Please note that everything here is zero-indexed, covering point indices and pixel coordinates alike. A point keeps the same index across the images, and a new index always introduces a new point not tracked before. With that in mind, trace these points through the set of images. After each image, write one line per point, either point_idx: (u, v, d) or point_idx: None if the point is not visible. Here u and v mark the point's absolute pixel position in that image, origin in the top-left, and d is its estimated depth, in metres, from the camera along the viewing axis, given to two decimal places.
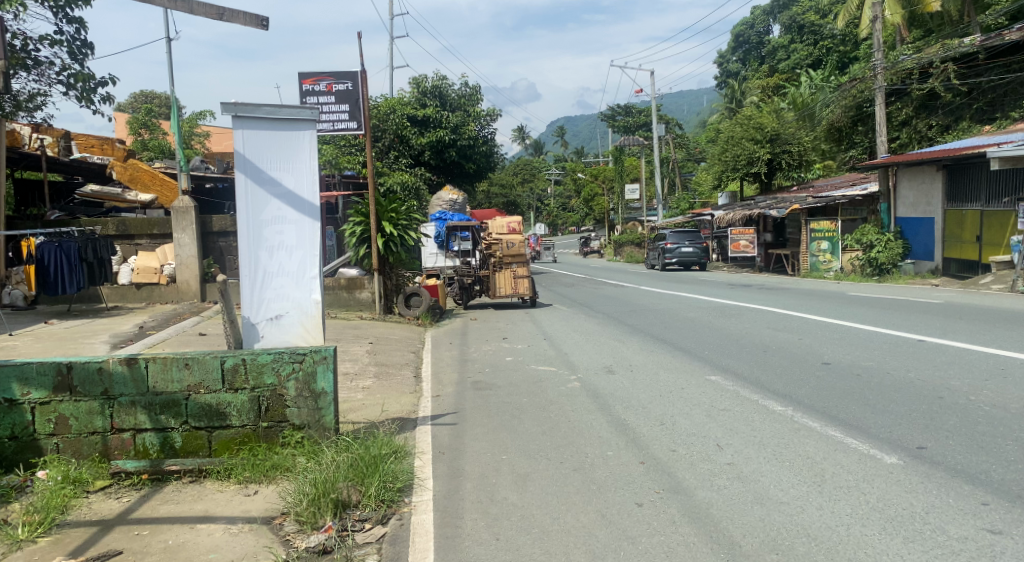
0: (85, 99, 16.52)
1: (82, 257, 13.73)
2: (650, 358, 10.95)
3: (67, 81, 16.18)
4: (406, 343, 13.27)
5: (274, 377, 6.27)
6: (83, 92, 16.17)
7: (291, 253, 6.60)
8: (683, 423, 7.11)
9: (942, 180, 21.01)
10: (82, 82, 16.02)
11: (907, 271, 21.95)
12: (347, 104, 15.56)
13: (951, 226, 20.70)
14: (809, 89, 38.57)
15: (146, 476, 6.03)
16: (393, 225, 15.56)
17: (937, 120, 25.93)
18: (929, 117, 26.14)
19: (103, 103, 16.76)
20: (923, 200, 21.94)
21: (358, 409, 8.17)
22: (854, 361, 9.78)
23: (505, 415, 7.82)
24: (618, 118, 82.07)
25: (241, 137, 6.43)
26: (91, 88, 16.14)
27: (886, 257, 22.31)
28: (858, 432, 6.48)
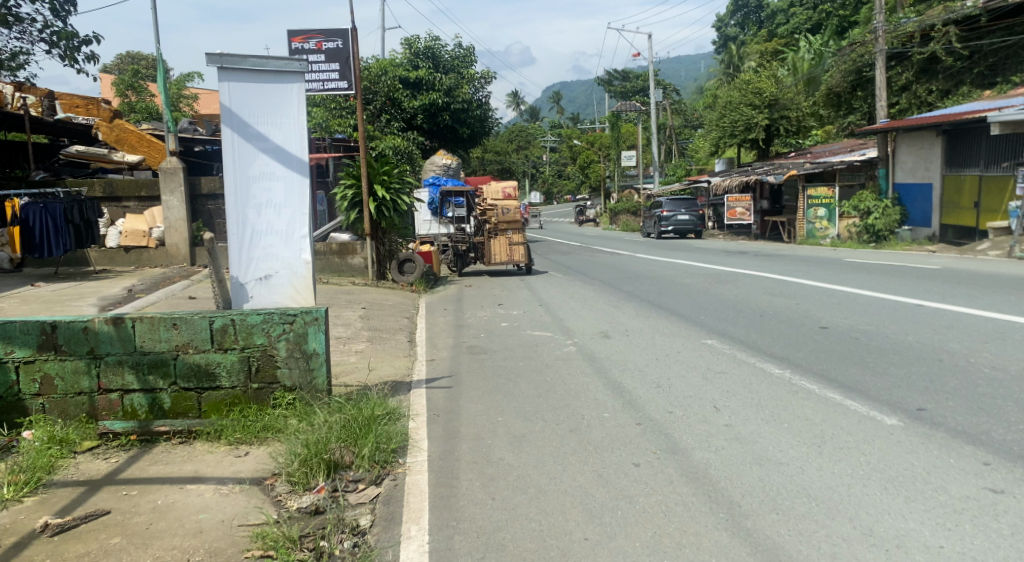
0: (70, 58, 16.26)
1: (68, 219, 13.60)
2: (646, 323, 10.86)
3: (50, 40, 15.89)
4: (399, 308, 13.13)
5: (264, 338, 6.16)
6: (67, 51, 15.89)
7: (280, 211, 6.44)
8: (680, 386, 7.03)
9: (941, 145, 20.85)
10: (66, 40, 15.72)
11: (904, 238, 21.93)
12: (337, 63, 15.36)
13: (949, 192, 20.61)
14: (808, 55, 38.17)
15: (134, 438, 5.91)
16: (385, 189, 15.39)
17: (937, 86, 25.63)
18: (929, 82, 25.81)
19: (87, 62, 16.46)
20: (921, 165, 21.80)
21: (350, 372, 8.09)
22: (852, 324, 9.72)
23: (501, 379, 7.73)
24: (615, 84, 81.31)
25: (227, 89, 6.25)
26: (75, 46, 15.86)
27: (883, 224, 22.22)
28: (858, 394, 6.41)
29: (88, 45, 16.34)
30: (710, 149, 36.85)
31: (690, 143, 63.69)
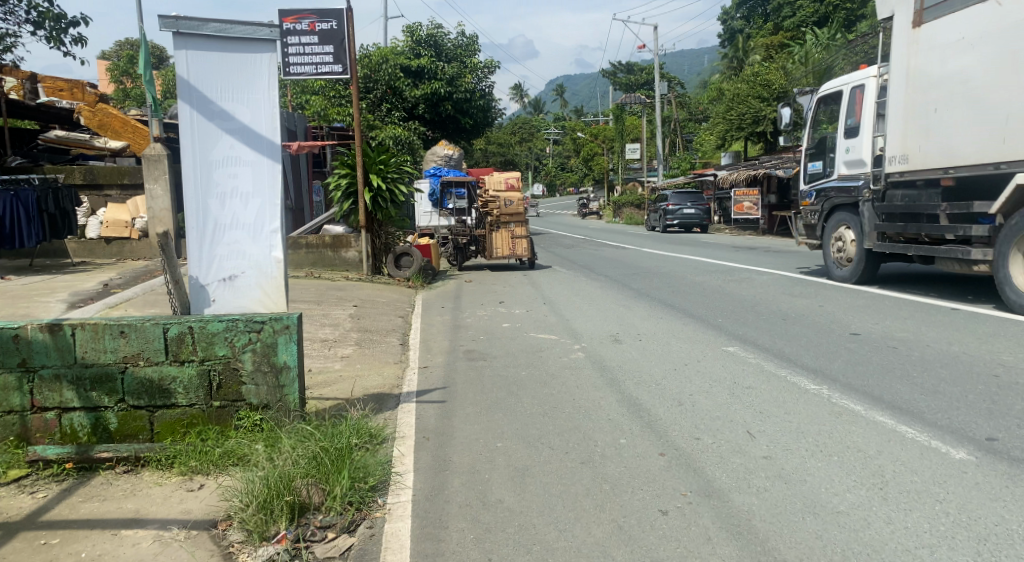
0: (55, 40, 15.42)
1: (40, 209, 12.90)
2: (659, 326, 9.99)
3: (36, 20, 15.06)
4: (395, 306, 12.29)
5: (227, 348, 5.33)
6: (53, 32, 15.06)
7: (247, 202, 5.58)
8: (705, 404, 6.18)
9: None
10: (52, 21, 14.88)
11: None
12: (332, 45, 14.50)
13: None
14: (815, 47, 37.16)
15: (70, 465, 5.09)
16: (381, 178, 14.52)
17: None
18: None
19: (73, 45, 15.65)
20: None
21: (331, 383, 7.24)
22: (887, 331, 8.84)
23: (502, 392, 6.87)
24: (619, 75, 80.40)
25: (185, 59, 5.40)
26: (62, 28, 15.03)
27: None
28: (912, 417, 5.54)
29: (74, 26, 15.54)
30: (717, 142, 35.96)
31: (694, 136, 62.80)
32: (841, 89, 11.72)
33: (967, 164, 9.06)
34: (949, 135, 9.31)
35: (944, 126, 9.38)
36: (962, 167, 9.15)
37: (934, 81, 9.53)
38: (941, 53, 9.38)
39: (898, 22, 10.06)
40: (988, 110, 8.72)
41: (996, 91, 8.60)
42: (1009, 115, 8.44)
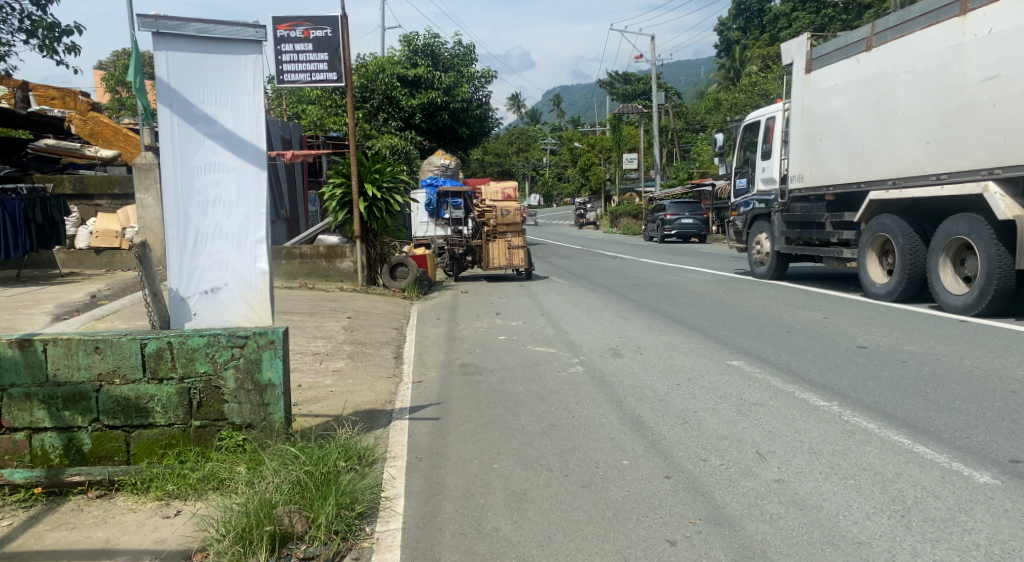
0: (48, 49, 15.15)
1: (27, 219, 12.63)
2: (661, 338, 9.70)
3: (29, 28, 14.79)
4: (389, 318, 12.01)
5: (209, 366, 5.06)
6: (46, 41, 14.80)
7: (231, 210, 5.31)
8: (710, 422, 5.92)
9: None
10: (45, 29, 14.63)
11: None
12: (326, 53, 14.22)
13: None
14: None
15: (39, 490, 4.80)
16: (376, 187, 14.25)
17: None
18: None
19: (67, 54, 15.42)
20: None
21: (321, 399, 6.96)
22: (895, 344, 8.58)
23: (499, 408, 6.58)
24: (617, 86, 80.32)
25: (165, 60, 5.14)
26: (55, 36, 14.77)
27: None
28: (928, 436, 5.27)
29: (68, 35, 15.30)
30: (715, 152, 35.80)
31: (692, 146, 62.70)
32: (760, 120, 14.40)
33: (841, 182, 11.73)
34: (829, 160, 11.98)
35: (826, 151, 12.02)
36: (835, 184, 11.87)
37: (818, 117, 12.21)
38: (822, 96, 12.06)
39: (796, 70, 12.75)
40: (853, 141, 11.34)
41: (859, 127, 11.19)
42: (868, 145, 11.02)
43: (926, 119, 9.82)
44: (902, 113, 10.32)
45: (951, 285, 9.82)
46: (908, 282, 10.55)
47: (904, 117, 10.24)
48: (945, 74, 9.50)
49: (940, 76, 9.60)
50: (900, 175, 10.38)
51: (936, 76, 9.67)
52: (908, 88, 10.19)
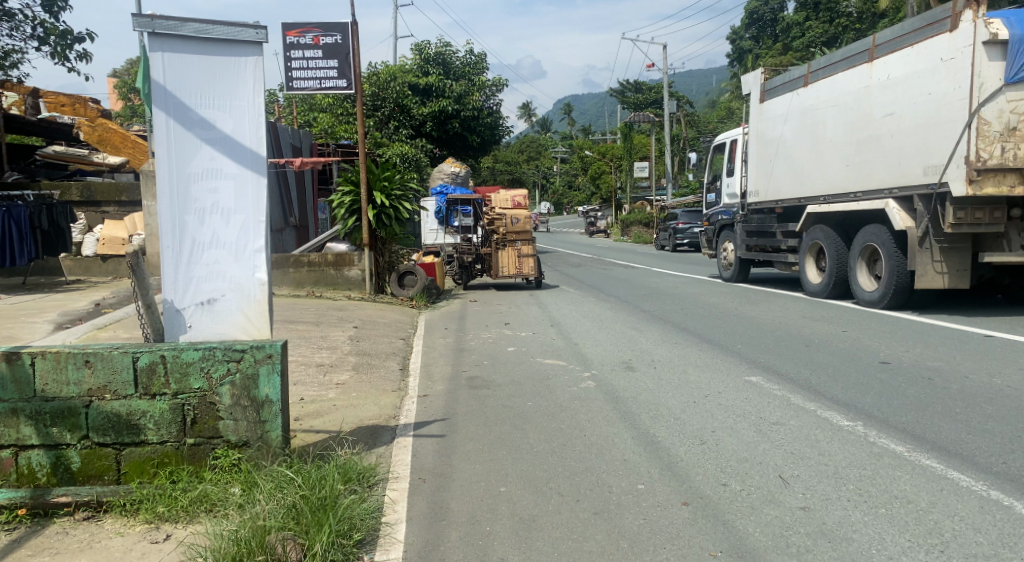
0: (60, 56, 15.10)
1: (33, 225, 12.48)
2: (675, 352, 9.42)
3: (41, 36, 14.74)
4: (396, 327, 11.77)
5: (203, 381, 4.84)
6: (59, 48, 14.74)
7: (228, 218, 5.09)
8: (729, 444, 5.66)
9: None
10: (58, 37, 14.57)
11: None
12: (336, 59, 14.01)
13: None
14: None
15: (24, 512, 4.59)
16: (385, 195, 14.05)
17: None
18: None
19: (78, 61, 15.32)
20: None
21: (323, 414, 6.73)
22: (919, 360, 8.29)
23: (508, 425, 6.33)
24: (628, 94, 80.07)
25: (161, 62, 4.93)
26: (68, 44, 14.72)
27: None
28: (961, 461, 4.99)
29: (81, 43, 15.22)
30: None
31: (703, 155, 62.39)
32: (726, 141, 16.38)
33: (788, 197, 13.53)
34: (778, 177, 13.88)
35: (776, 169, 13.91)
36: (783, 199, 13.73)
37: (770, 140, 14.08)
38: (774, 123, 13.91)
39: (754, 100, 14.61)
40: (796, 163, 13.17)
41: (799, 150, 13.09)
42: (807, 167, 12.81)
43: (846, 146, 11.69)
44: (829, 140, 12.19)
45: (863, 283, 11.55)
46: (836, 283, 12.34)
47: (833, 143, 12.04)
48: (859, 110, 11.32)
49: (854, 110, 11.48)
50: (829, 192, 12.18)
51: (851, 110, 11.57)
52: (836, 119, 11.99)
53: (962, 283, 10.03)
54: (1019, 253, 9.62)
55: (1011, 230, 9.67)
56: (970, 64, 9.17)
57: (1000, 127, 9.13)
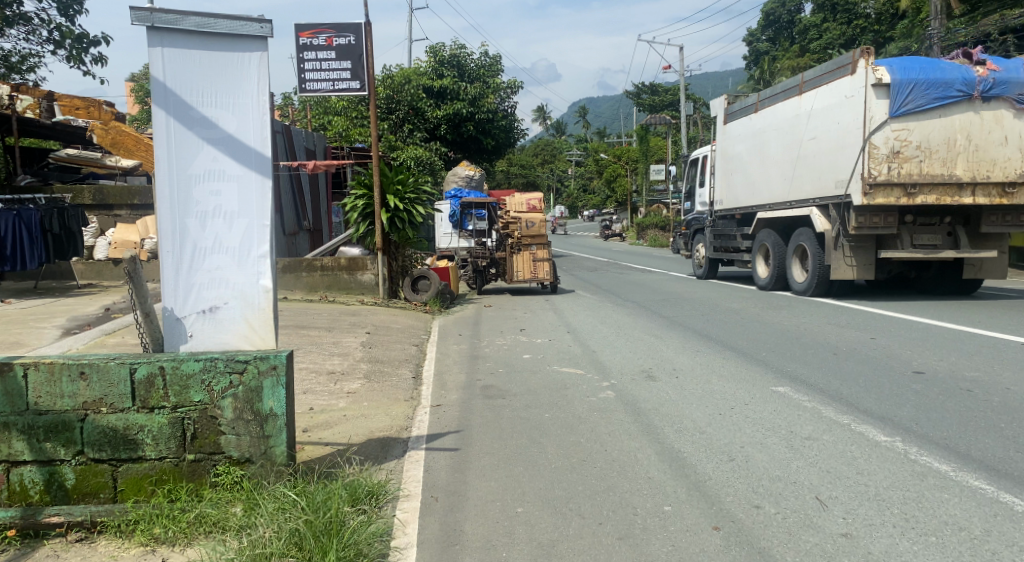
0: (75, 59, 14.96)
1: (44, 228, 12.29)
2: (696, 360, 9.13)
3: (56, 39, 14.61)
4: (409, 333, 11.51)
5: (204, 394, 4.58)
6: (73, 51, 14.61)
7: (232, 222, 4.84)
8: (761, 462, 5.40)
9: None
10: (72, 40, 14.43)
11: None
12: (350, 60, 13.80)
13: None
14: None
15: (14, 533, 4.39)
16: (399, 199, 13.76)
17: None
18: None
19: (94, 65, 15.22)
20: None
21: (332, 424, 6.48)
22: (955, 370, 7.98)
23: (525, 438, 6.06)
24: (644, 96, 79.52)
25: (161, 57, 4.68)
26: (83, 46, 14.58)
27: None
28: (1013, 485, 4.75)
29: (97, 47, 15.12)
30: None
31: None
32: (700, 156, 18.92)
33: (744, 205, 15.92)
34: (735, 189, 16.28)
35: (734, 181, 16.29)
36: (740, 207, 16.15)
37: (730, 156, 16.47)
38: (734, 143, 16.33)
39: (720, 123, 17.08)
40: (749, 177, 15.56)
41: (752, 166, 15.45)
42: (758, 182, 15.18)
43: (784, 163, 14.07)
44: (771, 158, 14.58)
45: (796, 276, 13.99)
46: (777, 277, 14.78)
47: (774, 161, 14.42)
48: (793, 134, 13.74)
49: (791, 134, 13.85)
50: (772, 202, 14.59)
51: (788, 133, 13.96)
52: (778, 141, 14.35)
53: (867, 274, 12.52)
54: (909, 249, 12.23)
55: (903, 232, 12.31)
56: (864, 101, 11.69)
57: (886, 150, 11.60)
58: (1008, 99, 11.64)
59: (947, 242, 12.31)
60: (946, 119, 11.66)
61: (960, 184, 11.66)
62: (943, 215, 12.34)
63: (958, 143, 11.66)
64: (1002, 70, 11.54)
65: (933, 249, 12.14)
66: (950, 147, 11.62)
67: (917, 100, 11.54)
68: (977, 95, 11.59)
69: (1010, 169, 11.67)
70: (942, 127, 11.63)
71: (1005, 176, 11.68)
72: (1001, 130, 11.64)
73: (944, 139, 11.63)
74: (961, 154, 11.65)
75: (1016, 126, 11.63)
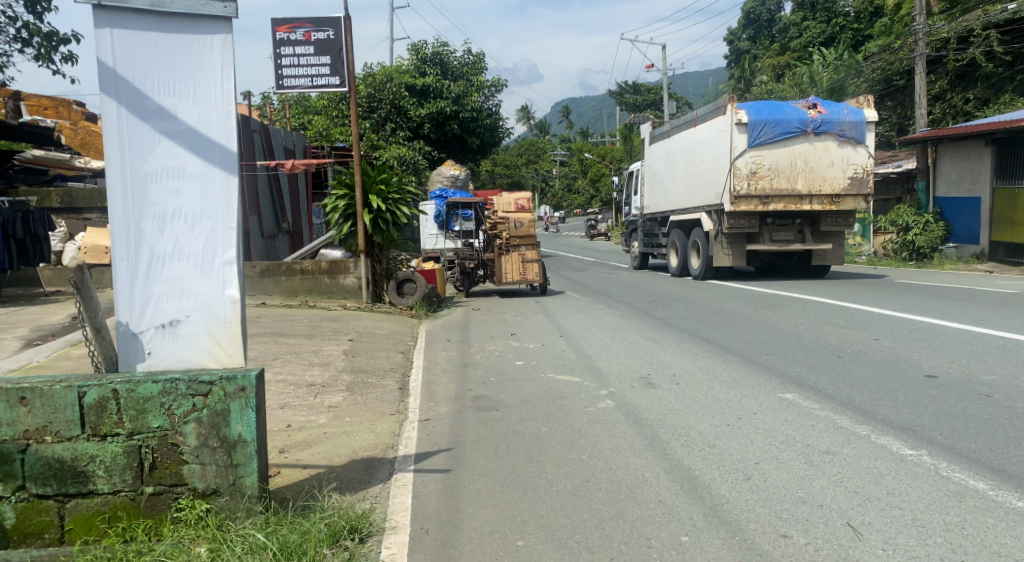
0: (45, 59, 14.35)
1: (6, 233, 11.65)
2: (696, 364, 8.70)
3: (24, 37, 13.98)
4: (394, 340, 10.98)
5: (164, 419, 4.06)
6: (43, 49, 13.99)
7: (194, 225, 4.32)
8: (781, 480, 4.96)
9: (990, 155, 19.51)
10: (42, 38, 13.80)
11: (949, 256, 20.37)
12: (328, 55, 13.27)
13: (1000, 207, 19.19)
14: (821, 67, 36.22)
15: None
16: (382, 199, 13.24)
17: (974, 94, 25.04)
18: (966, 91, 25.27)
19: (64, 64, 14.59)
20: (967, 178, 20.40)
21: (311, 444, 5.97)
22: (969, 373, 7.59)
23: (521, 456, 5.57)
24: (626, 95, 79.16)
25: (110, 40, 4.16)
26: (53, 45, 13.97)
27: (925, 241, 20.60)
28: None
29: (67, 45, 14.51)
30: None
31: None
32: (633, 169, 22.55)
33: (662, 209, 19.52)
34: (656, 196, 19.93)
35: (656, 190, 19.91)
36: (659, 211, 19.72)
37: (654, 170, 20.08)
38: (654, 159, 19.81)
39: (648, 142, 20.66)
40: (665, 187, 19.09)
41: (666, 180, 19.03)
42: (670, 192, 18.82)
43: (684, 179, 17.65)
44: (677, 174, 18.14)
45: (692, 264, 17.49)
46: (681, 266, 18.29)
47: (679, 177, 18.01)
48: (692, 156, 17.09)
49: (688, 156, 17.41)
50: (679, 208, 18.12)
51: (686, 156, 17.50)
52: (680, 162, 17.97)
53: (740, 262, 15.96)
54: (769, 243, 15.82)
55: (764, 230, 15.87)
56: (730, 135, 14.98)
57: (745, 171, 14.94)
58: (834, 134, 14.93)
59: (799, 237, 15.87)
60: (790, 148, 14.92)
61: (800, 196, 15.04)
62: (796, 217, 15.82)
63: (799, 166, 14.94)
64: (827, 112, 14.91)
65: (786, 244, 15.70)
66: (792, 168, 14.90)
67: (767, 134, 14.83)
68: (811, 130, 14.88)
69: (836, 184, 15.04)
70: (786, 154, 14.90)
71: (833, 191, 15.06)
72: (830, 156, 14.98)
73: (788, 162, 14.92)
74: (801, 173, 14.94)
75: (841, 153, 14.96)
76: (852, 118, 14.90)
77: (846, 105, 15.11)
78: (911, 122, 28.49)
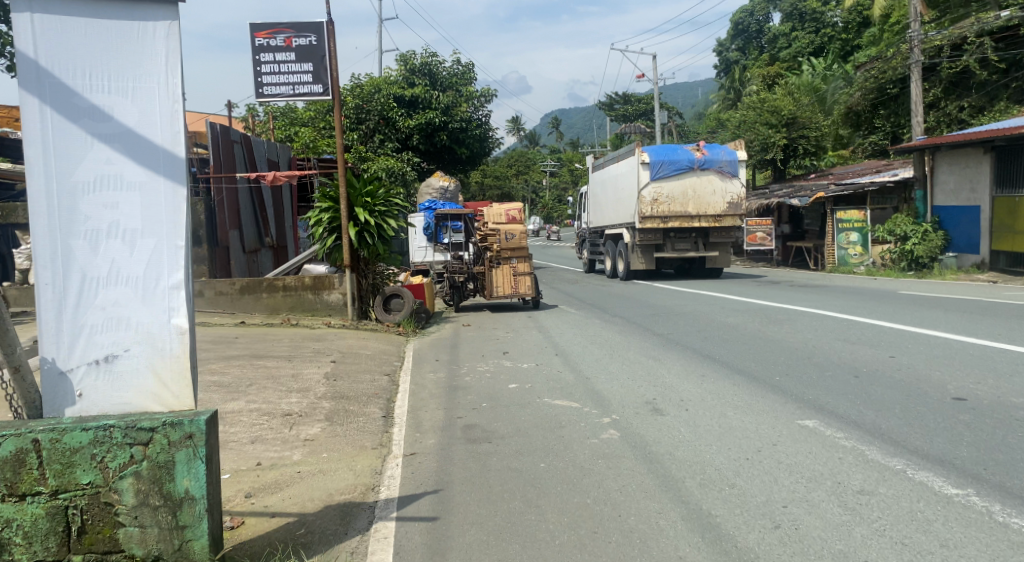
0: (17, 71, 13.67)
1: None
2: (702, 386, 8.09)
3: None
4: (380, 360, 10.33)
5: (96, 474, 3.42)
6: None
7: (134, 242, 3.69)
8: (815, 528, 4.35)
9: (989, 162, 18.99)
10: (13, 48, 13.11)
11: (948, 265, 19.84)
12: (311, 63, 12.59)
13: (1001, 215, 18.67)
14: (813, 77, 35.86)
15: None
16: (368, 211, 12.65)
17: (969, 102, 24.56)
18: (960, 99, 24.78)
19: None
20: (965, 186, 19.85)
21: (283, 486, 5.31)
22: (1000, 394, 7.01)
23: (518, 500, 4.93)
24: (617, 106, 78.61)
25: (34, 28, 3.54)
26: None
27: (924, 250, 20.15)
28: None
29: None
30: None
31: None
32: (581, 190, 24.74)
33: (596, 226, 21.78)
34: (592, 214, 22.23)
35: (592, 210, 22.17)
36: (595, 226, 21.90)
37: (592, 193, 22.31)
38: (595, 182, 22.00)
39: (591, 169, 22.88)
40: (598, 208, 21.38)
41: (599, 201, 21.28)
42: (601, 211, 21.16)
43: (610, 203, 19.95)
44: (606, 198, 20.43)
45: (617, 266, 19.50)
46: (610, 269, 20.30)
47: (607, 201, 20.33)
48: (614, 183, 19.35)
49: (612, 184, 19.69)
50: (608, 226, 20.42)
51: (611, 183, 19.77)
52: (607, 188, 20.31)
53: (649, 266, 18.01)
54: (670, 251, 17.88)
55: (666, 240, 17.94)
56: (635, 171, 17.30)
57: (647, 200, 17.24)
58: (716, 170, 17.15)
59: (695, 247, 17.94)
60: (682, 180, 17.21)
61: (691, 218, 17.33)
62: (692, 230, 17.90)
63: (689, 195, 17.22)
64: (709, 152, 17.08)
65: (684, 253, 17.78)
66: (683, 196, 17.20)
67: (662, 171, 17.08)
68: (697, 167, 17.04)
69: (719, 209, 17.31)
70: (678, 185, 17.19)
71: (716, 213, 17.32)
72: (713, 187, 17.23)
73: (680, 191, 17.21)
74: (690, 200, 17.23)
75: (722, 185, 17.21)
76: (728, 158, 17.10)
77: (725, 147, 17.34)
78: (904, 130, 28.06)
